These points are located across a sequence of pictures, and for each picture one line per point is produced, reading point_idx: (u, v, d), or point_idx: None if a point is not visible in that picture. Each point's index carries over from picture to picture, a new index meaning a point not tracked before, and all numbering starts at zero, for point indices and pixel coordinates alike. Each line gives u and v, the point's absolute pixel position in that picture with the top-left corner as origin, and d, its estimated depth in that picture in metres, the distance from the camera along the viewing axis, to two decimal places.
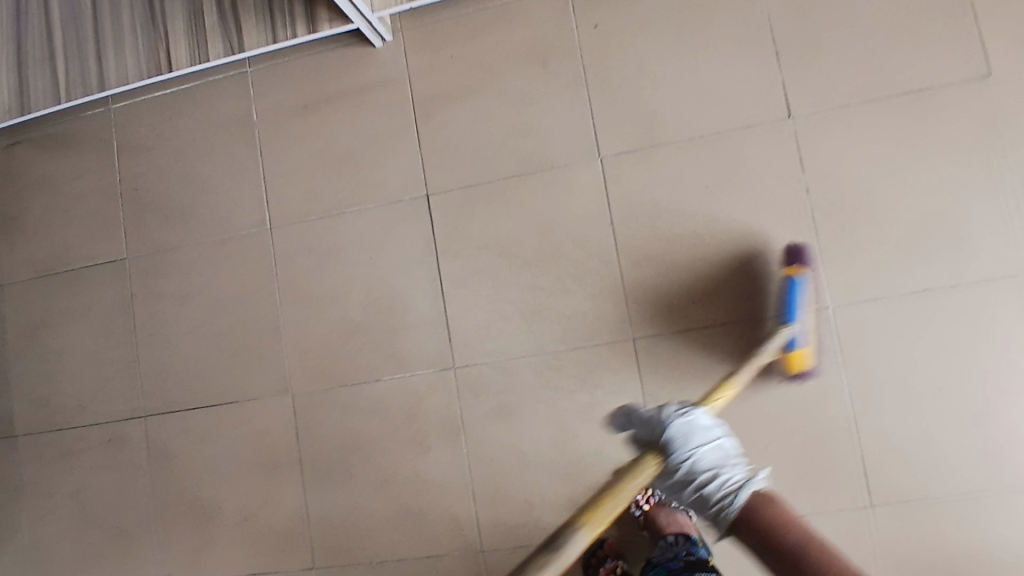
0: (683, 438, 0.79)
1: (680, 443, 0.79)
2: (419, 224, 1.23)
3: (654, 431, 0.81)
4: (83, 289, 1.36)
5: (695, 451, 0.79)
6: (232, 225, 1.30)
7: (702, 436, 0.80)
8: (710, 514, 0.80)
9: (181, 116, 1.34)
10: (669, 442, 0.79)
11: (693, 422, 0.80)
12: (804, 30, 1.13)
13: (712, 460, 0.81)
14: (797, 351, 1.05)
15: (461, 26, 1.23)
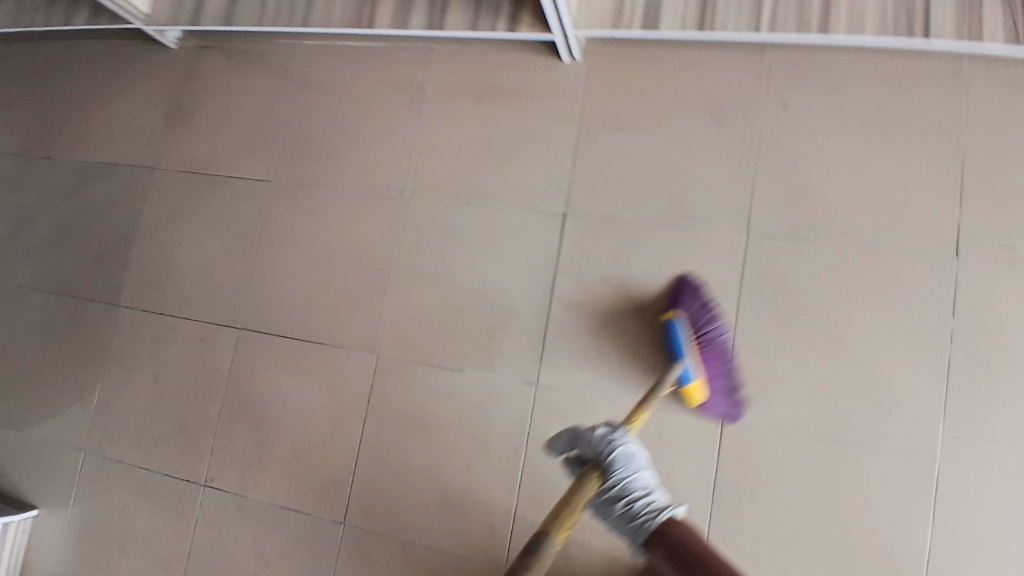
0: (621, 462, 0.84)
1: (621, 466, 0.84)
2: (551, 237, 1.24)
3: (597, 454, 0.85)
4: (222, 194, 1.42)
5: (630, 476, 0.84)
6: (376, 180, 1.35)
7: (640, 470, 0.85)
8: (632, 528, 0.83)
9: (362, 68, 1.40)
10: (611, 462, 0.83)
11: (629, 451, 0.85)
12: (997, 171, 1.09)
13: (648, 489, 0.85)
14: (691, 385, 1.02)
15: (650, 67, 1.24)
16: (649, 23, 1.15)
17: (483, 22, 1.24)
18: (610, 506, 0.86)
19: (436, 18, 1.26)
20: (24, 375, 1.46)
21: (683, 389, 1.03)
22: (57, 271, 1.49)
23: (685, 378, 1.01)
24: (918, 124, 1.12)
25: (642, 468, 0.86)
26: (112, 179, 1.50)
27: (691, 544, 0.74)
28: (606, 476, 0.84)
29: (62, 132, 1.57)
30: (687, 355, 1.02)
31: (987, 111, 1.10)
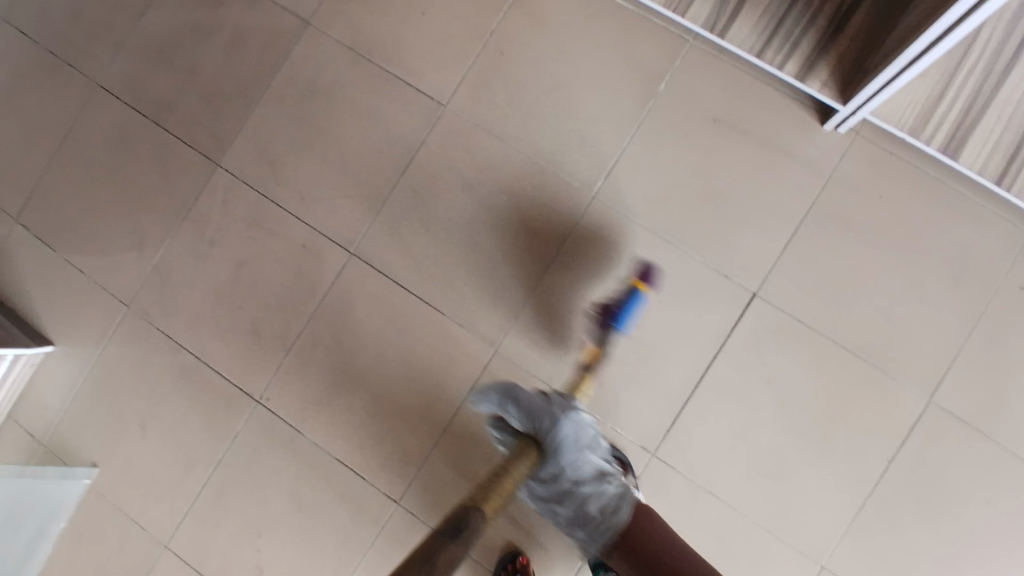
0: (571, 440, 0.94)
1: (569, 439, 0.94)
2: (730, 311, 1.09)
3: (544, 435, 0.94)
4: (383, 95, 1.19)
5: (580, 455, 0.94)
6: (567, 160, 1.15)
7: (587, 441, 0.95)
8: (596, 528, 0.90)
9: (596, 24, 1.14)
10: (557, 441, 0.93)
11: (581, 428, 0.96)
12: None
13: (595, 468, 0.94)
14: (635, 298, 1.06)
15: (915, 178, 1.07)
16: (949, 147, 0.99)
17: (772, 49, 1.02)
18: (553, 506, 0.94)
19: (717, 21, 1.02)
20: (83, 194, 1.26)
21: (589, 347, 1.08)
22: (154, 93, 1.25)
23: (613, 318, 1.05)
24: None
25: (589, 450, 0.95)
26: (254, 15, 1.23)
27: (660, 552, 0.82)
28: (553, 458, 0.93)
29: None
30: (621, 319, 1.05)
31: None
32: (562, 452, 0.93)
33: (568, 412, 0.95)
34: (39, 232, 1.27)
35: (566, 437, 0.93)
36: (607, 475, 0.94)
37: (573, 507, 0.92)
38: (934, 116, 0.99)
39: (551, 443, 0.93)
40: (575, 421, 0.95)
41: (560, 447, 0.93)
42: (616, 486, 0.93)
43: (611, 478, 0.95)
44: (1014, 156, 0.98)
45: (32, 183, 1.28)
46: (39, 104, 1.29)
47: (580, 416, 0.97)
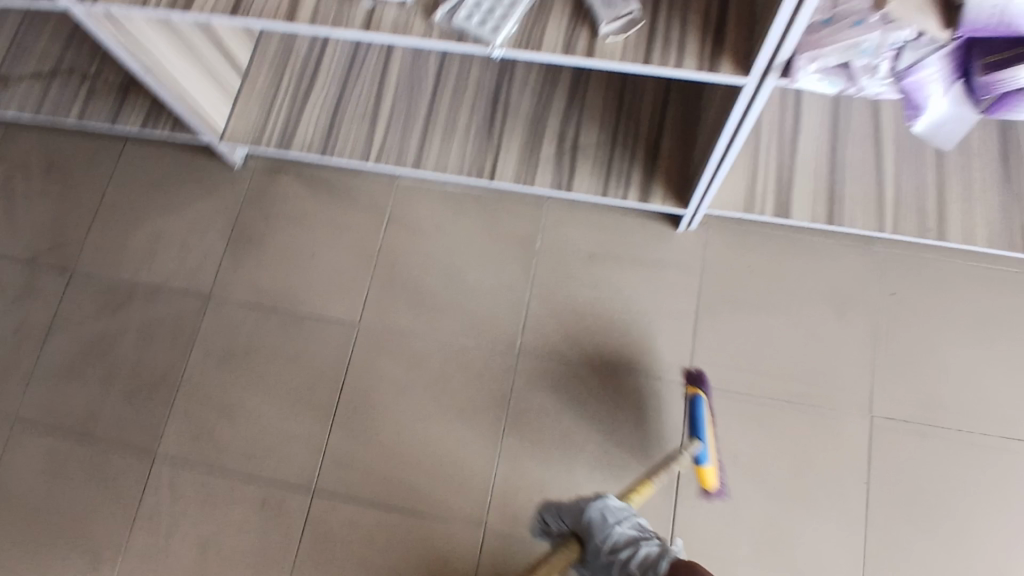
0: (600, 521, 0.93)
1: (599, 524, 0.92)
2: (676, 407, 1.18)
3: (579, 518, 0.95)
4: (300, 334, 1.26)
5: (614, 530, 0.92)
6: (484, 332, 1.25)
7: (615, 515, 0.93)
8: None
9: (464, 213, 1.31)
10: (591, 524, 0.93)
11: (605, 508, 0.94)
12: None
13: (629, 530, 0.92)
14: (705, 467, 1.06)
15: (767, 242, 1.25)
16: (780, 211, 1.17)
17: (613, 189, 1.21)
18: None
19: (562, 179, 1.23)
20: (16, 539, 1.18)
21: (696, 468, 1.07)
22: (71, 411, 1.24)
23: (702, 458, 1.05)
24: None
25: (621, 521, 0.93)
26: (156, 307, 1.29)
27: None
28: (591, 538, 0.92)
29: (88, 245, 1.34)
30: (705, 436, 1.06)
31: None
32: (594, 528, 0.92)
33: (600, 501, 0.95)
34: None
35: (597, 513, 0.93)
36: (644, 534, 0.93)
37: None
38: (757, 194, 1.18)
39: (593, 530, 0.92)
40: (609, 505, 0.94)
41: (592, 525, 0.92)
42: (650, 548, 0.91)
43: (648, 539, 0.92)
44: (832, 200, 1.17)
45: None
46: None
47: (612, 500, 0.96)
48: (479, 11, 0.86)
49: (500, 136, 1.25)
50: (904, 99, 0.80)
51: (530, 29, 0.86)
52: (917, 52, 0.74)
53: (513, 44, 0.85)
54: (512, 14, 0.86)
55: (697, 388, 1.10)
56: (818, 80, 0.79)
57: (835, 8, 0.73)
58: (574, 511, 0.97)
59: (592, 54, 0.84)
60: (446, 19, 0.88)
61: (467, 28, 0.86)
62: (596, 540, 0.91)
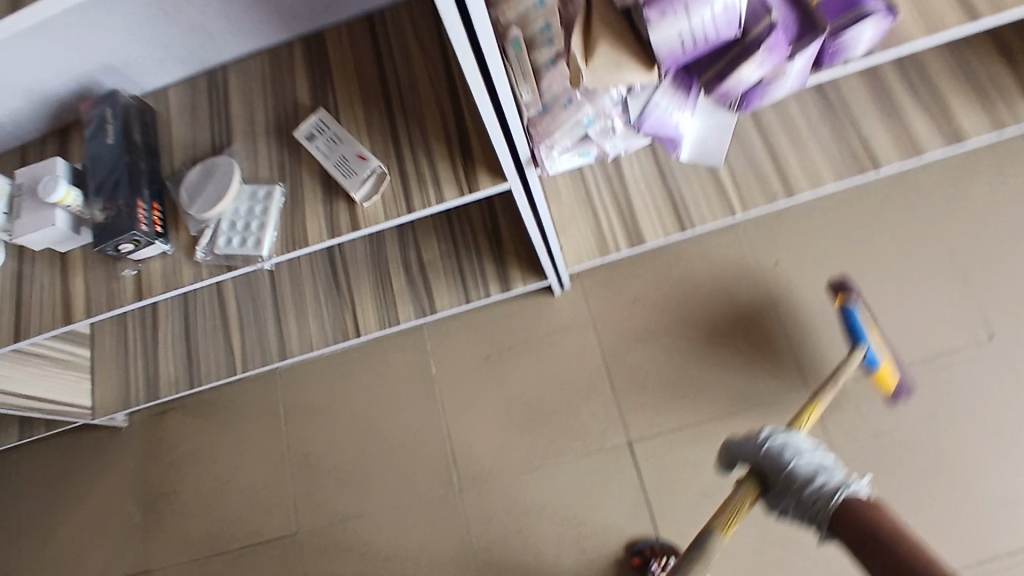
0: (774, 452, 0.76)
1: (777, 454, 0.75)
2: (626, 468, 1.16)
3: (748, 451, 0.82)
4: (254, 563, 1.24)
5: (795, 458, 0.74)
6: (420, 478, 1.23)
7: (798, 450, 0.74)
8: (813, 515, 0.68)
9: (355, 372, 1.29)
10: (768, 449, 0.77)
11: (786, 442, 0.76)
12: (983, 259, 1.15)
13: (810, 467, 0.72)
14: (882, 368, 1.03)
15: (640, 269, 1.24)
16: (634, 240, 1.13)
17: (474, 290, 1.19)
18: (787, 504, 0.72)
19: (425, 304, 1.20)
20: None
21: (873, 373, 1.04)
22: None
23: (873, 361, 1.02)
24: (905, 238, 1.18)
25: (804, 448, 0.75)
26: None
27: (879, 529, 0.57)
28: (771, 473, 0.75)
29: (14, 574, 1.30)
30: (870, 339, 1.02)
31: (945, 209, 1.18)
32: (794, 462, 0.73)
33: (779, 436, 0.77)
34: None
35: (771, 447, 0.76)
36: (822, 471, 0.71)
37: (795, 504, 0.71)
38: (607, 233, 1.15)
39: (773, 463, 0.75)
40: (787, 442, 0.76)
41: (777, 454, 0.75)
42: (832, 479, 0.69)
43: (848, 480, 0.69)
44: (677, 206, 1.13)
45: None
46: None
47: (790, 436, 0.77)
48: (237, 231, 0.84)
49: (350, 288, 1.22)
50: (658, 140, 0.76)
51: (292, 228, 0.85)
52: (640, 98, 0.72)
53: (281, 249, 0.84)
54: (267, 221, 0.84)
55: (845, 298, 1.06)
56: (570, 155, 0.79)
57: (545, 97, 0.71)
58: (745, 444, 0.82)
59: (357, 226, 0.83)
60: (211, 251, 0.86)
61: (233, 252, 0.84)
62: (772, 470, 0.75)
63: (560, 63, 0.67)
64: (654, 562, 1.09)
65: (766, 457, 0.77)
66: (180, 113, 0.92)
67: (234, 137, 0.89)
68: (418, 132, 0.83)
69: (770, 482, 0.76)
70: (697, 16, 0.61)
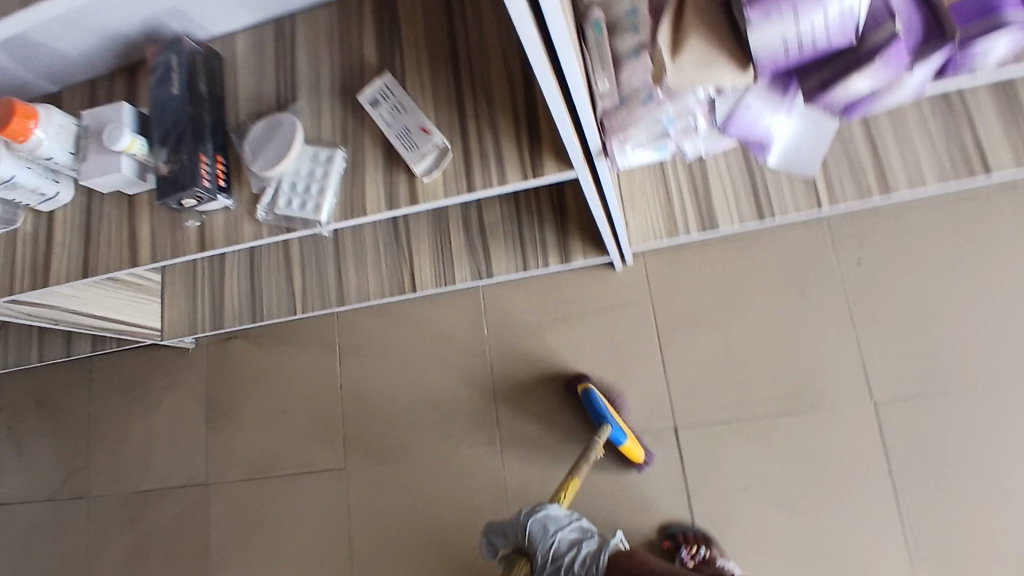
0: (540, 530, 0.92)
1: (540, 534, 0.92)
2: (670, 451, 1.14)
3: (517, 530, 0.95)
4: (299, 493, 1.30)
5: (557, 536, 0.92)
6: (463, 435, 1.24)
7: (557, 522, 0.93)
8: None
9: (408, 322, 1.30)
10: (529, 535, 0.92)
11: (545, 514, 0.94)
12: None
13: (572, 536, 0.94)
14: None
15: (709, 250, 1.17)
16: (706, 223, 1.08)
17: (533, 259, 1.16)
18: None
19: (480, 266, 1.18)
20: None
21: (620, 448, 1.09)
22: None
23: None
24: (1011, 250, 1.07)
25: (566, 516, 0.96)
26: (168, 506, 1.36)
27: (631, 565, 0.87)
28: (535, 548, 0.92)
29: (92, 467, 1.43)
30: (613, 417, 1.08)
31: None
32: (547, 533, 0.92)
33: (538, 509, 0.95)
34: None
35: (534, 526, 0.93)
36: (576, 543, 0.93)
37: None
38: (677, 215, 1.10)
39: (538, 546, 0.92)
40: (552, 513, 0.95)
41: (534, 536, 0.92)
42: (585, 548, 0.93)
43: (592, 537, 0.95)
44: (758, 192, 1.07)
45: None
46: None
47: (552, 508, 0.96)
48: (297, 194, 0.83)
49: (410, 242, 1.22)
50: (743, 143, 0.69)
51: (351, 194, 0.83)
52: (729, 99, 0.65)
53: (339, 215, 0.83)
54: (327, 186, 0.82)
55: None
56: (643, 151, 0.73)
57: (622, 88, 0.66)
58: (510, 525, 0.97)
59: (415, 200, 0.80)
60: (271, 212, 0.86)
61: (293, 214, 0.84)
62: (540, 551, 0.91)
63: (643, 56, 0.63)
64: (684, 548, 1.07)
65: (531, 539, 0.93)
66: (249, 61, 0.90)
67: (299, 92, 0.86)
68: (486, 107, 0.79)
69: (535, 557, 0.92)
70: (808, 18, 0.53)
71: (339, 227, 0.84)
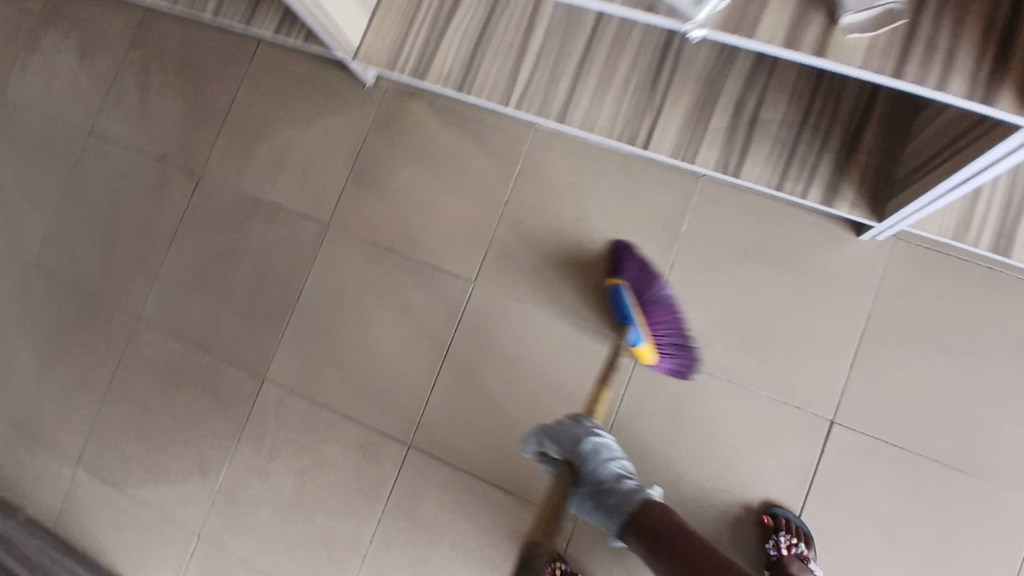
0: (591, 453, 0.95)
1: (591, 457, 0.95)
2: (814, 440, 1.04)
3: (570, 446, 0.97)
4: (416, 282, 1.21)
5: (603, 466, 0.95)
6: (605, 316, 1.13)
7: (608, 453, 0.96)
8: (608, 515, 0.93)
9: (604, 177, 1.15)
10: (587, 452, 0.95)
11: (599, 441, 0.96)
12: None
13: (618, 470, 0.96)
14: (640, 347, 1.01)
15: (964, 271, 1.04)
16: (1001, 245, 0.93)
17: (791, 182, 1.01)
18: (586, 500, 0.96)
19: (730, 160, 1.03)
20: (140, 428, 1.27)
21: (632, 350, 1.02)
22: (195, 321, 1.28)
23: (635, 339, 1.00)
24: None
25: (614, 457, 0.96)
26: (278, 227, 1.27)
27: (661, 526, 0.87)
28: (584, 465, 0.95)
29: (215, 151, 1.33)
30: (635, 318, 1.01)
31: None
32: (591, 454, 0.95)
33: (595, 431, 0.97)
34: (98, 472, 1.28)
35: (588, 451, 0.95)
36: (625, 476, 0.96)
37: (609, 510, 0.93)
38: (975, 216, 0.94)
39: (588, 463, 0.95)
40: (603, 442, 0.96)
41: (587, 457, 0.95)
42: (631, 484, 0.95)
43: (632, 481, 0.96)
44: None
45: (89, 428, 1.30)
46: (80, 346, 1.32)
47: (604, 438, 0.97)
48: None
49: (665, 97, 1.06)
50: None
51: (742, 7, 0.66)
52: None
53: (718, 23, 0.66)
54: None
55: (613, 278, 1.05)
56: None
57: None
58: (565, 429, 0.99)
59: (819, 52, 0.64)
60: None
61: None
62: (588, 471, 0.95)
63: None
64: (782, 535, 0.99)
65: (581, 454, 0.96)
66: None
67: None
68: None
69: (579, 474, 0.96)
70: None
71: (705, 34, 0.67)
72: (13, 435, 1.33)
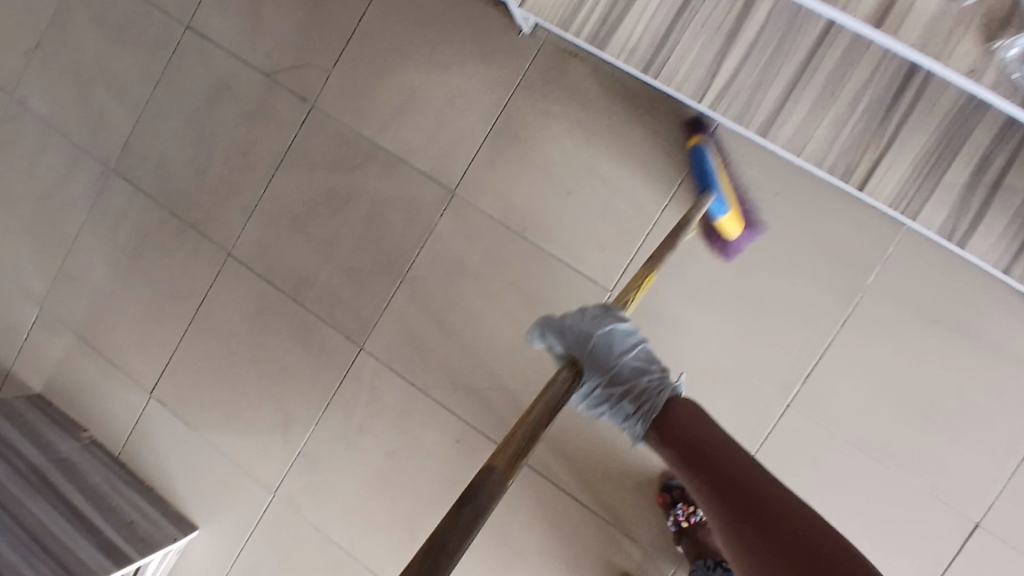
0: (609, 346, 0.73)
1: (608, 350, 0.73)
2: (954, 538, 0.95)
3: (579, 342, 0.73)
4: (542, 277, 1.08)
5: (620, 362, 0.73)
6: (757, 362, 1.01)
7: (622, 345, 0.73)
8: (615, 392, 0.74)
9: (790, 201, 0.99)
10: (594, 349, 0.73)
11: (613, 333, 0.73)
12: None
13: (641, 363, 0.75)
14: (677, 222, 0.96)
15: None
16: None
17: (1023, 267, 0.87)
18: (609, 399, 0.75)
19: (957, 228, 0.88)
20: (225, 367, 1.20)
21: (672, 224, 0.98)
22: (294, 267, 1.17)
23: None
24: None
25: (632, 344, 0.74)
26: (397, 182, 1.13)
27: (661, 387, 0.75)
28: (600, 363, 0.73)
29: (334, 78, 1.16)
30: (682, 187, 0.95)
31: None
32: (606, 347, 0.73)
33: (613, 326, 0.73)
34: (174, 406, 1.22)
35: (601, 344, 0.72)
36: (648, 365, 0.75)
37: (635, 399, 0.74)
38: None
39: (600, 355, 0.73)
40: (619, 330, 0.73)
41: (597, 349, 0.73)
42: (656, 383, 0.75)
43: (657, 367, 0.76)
44: None
45: (170, 355, 1.23)
46: (163, 269, 1.24)
47: (621, 322, 0.75)
48: None
49: (897, 133, 0.87)
50: None
51: None
52: None
53: None
54: None
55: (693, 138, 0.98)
56: None
57: None
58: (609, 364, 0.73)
59: None
60: (1011, 56, 0.66)
61: None
62: (598, 364, 0.73)
63: None
64: None
65: (596, 349, 0.73)
66: None
67: None
68: None
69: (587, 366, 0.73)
70: None
71: None
72: (91, 349, 1.27)
